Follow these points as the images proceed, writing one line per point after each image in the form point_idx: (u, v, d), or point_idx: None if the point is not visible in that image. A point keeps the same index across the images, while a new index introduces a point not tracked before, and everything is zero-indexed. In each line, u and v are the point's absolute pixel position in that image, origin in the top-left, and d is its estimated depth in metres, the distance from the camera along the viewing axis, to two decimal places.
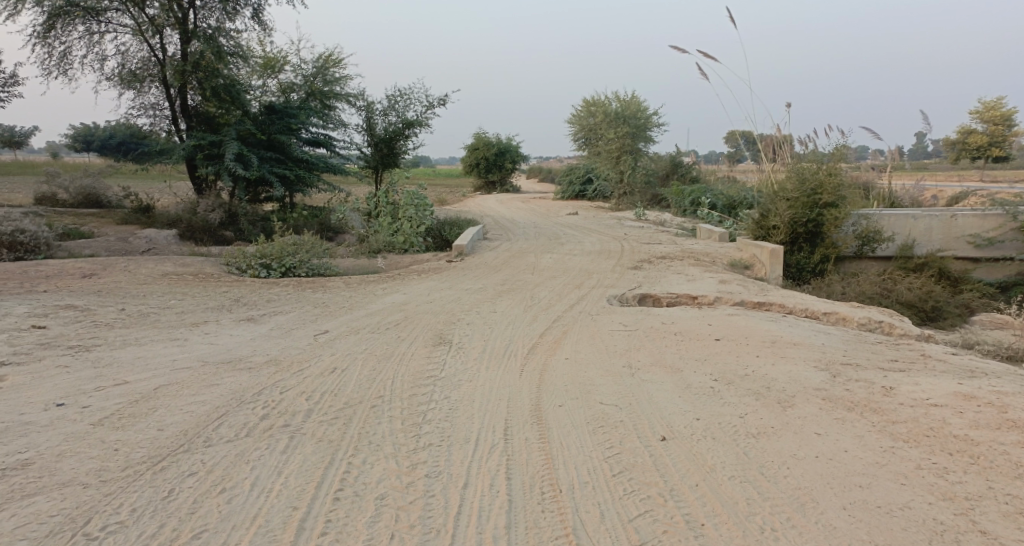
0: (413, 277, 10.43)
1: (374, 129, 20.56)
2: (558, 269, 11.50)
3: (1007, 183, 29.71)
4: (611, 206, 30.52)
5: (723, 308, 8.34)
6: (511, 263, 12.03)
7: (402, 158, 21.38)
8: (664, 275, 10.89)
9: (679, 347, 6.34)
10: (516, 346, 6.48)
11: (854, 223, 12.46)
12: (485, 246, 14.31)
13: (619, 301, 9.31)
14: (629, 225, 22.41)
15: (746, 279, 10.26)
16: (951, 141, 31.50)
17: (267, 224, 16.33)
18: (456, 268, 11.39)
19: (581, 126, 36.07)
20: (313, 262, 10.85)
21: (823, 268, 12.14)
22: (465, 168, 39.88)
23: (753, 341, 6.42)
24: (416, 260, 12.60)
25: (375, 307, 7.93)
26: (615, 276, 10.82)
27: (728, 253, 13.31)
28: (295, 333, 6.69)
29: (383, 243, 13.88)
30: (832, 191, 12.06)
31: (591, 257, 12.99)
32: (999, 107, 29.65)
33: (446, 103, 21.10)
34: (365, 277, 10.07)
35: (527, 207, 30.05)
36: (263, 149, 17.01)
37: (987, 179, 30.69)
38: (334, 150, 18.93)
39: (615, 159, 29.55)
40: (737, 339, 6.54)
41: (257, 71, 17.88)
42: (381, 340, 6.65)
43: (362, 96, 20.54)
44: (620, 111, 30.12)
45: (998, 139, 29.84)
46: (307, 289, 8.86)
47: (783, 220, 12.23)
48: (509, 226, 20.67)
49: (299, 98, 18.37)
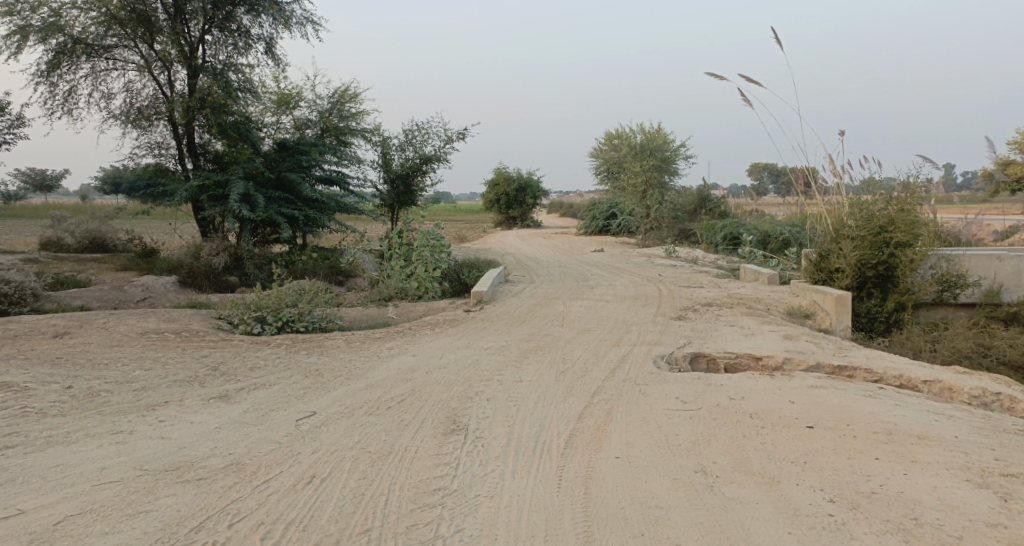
0: (429, 330, 9.10)
1: (391, 165, 19.53)
2: (591, 319, 10.12)
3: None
4: (637, 241, 29.16)
5: (799, 375, 6.87)
6: (536, 312, 10.68)
7: (419, 195, 20.29)
8: (716, 329, 9.44)
9: (763, 441, 4.88)
10: (551, 437, 5.05)
11: (932, 265, 11.05)
12: (507, 291, 13.00)
13: (668, 363, 7.84)
14: (659, 263, 21.02)
15: (813, 333, 8.82)
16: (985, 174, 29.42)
17: (273, 266, 15.19)
18: (477, 319, 10.08)
19: (604, 159, 34.86)
20: (314, 313, 9.60)
21: (897, 317, 10.75)
22: (485, 205, 38.79)
23: (860, 432, 4.95)
24: (432, 308, 11.29)
25: (375, 376, 6.56)
26: (659, 329, 9.39)
27: (781, 299, 11.82)
28: (272, 417, 5.30)
29: (394, 289, 12.58)
30: (906, 228, 10.64)
31: (628, 304, 11.59)
32: None
33: (466, 137, 20.06)
34: (371, 332, 8.76)
35: (550, 244, 28.84)
36: (272, 188, 16.02)
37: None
38: (347, 188, 17.89)
39: (642, 193, 28.31)
40: (838, 428, 5.07)
41: (270, 107, 17.01)
42: (377, 427, 5.21)
43: (377, 132, 19.55)
44: (646, 144, 29.46)
45: None
46: (301, 351, 7.55)
47: (849, 262, 10.87)
48: (532, 267, 19.39)
49: (312, 134, 17.44)
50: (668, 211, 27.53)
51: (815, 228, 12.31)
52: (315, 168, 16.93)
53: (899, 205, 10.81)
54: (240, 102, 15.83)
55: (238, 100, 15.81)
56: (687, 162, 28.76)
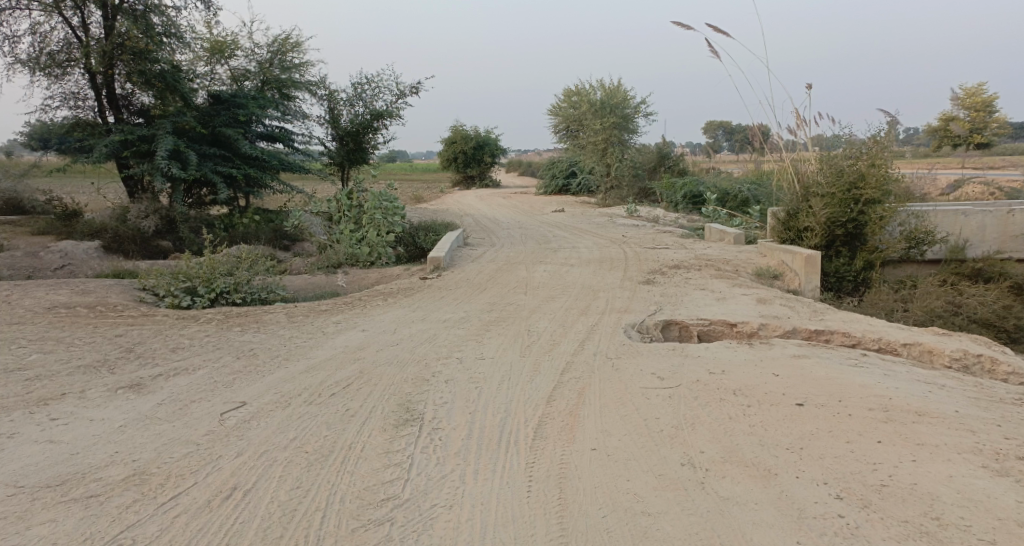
0: (381, 301, 8.38)
1: (339, 121, 18.49)
2: (555, 286, 9.52)
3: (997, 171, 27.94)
4: (597, 201, 28.62)
5: (781, 343, 6.39)
6: (496, 279, 10.03)
7: (371, 153, 19.30)
8: (687, 294, 8.94)
9: (753, 423, 4.37)
10: (518, 429, 4.46)
11: (900, 222, 10.67)
12: (464, 255, 12.31)
13: (638, 333, 7.31)
14: (621, 223, 20.53)
15: (787, 296, 8.39)
16: (933, 129, 29.43)
17: (212, 229, 14.17)
18: (433, 288, 9.38)
19: (563, 117, 34.01)
20: (253, 283, 8.78)
21: (866, 276, 10.37)
22: (442, 164, 37.75)
23: (855, 411, 4.45)
24: (384, 276, 10.55)
25: (318, 357, 5.85)
26: (627, 295, 8.85)
27: (750, 260, 11.39)
28: (191, 410, 4.57)
29: (344, 255, 11.75)
30: (876, 186, 10.23)
31: (592, 268, 11.03)
32: (980, 94, 27.88)
33: (419, 92, 19.08)
34: (315, 303, 7.99)
35: (510, 204, 28.11)
36: (206, 145, 14.94)
37: (973, 167, 28.74)
38: (291, 145, 16.84)
39: (602, 151, 27.68)
40: (831, 406, 4.57)
41: (202, 55, 15.75)
42: (320, 417, 4.51)
43: (323, 85, 18.39)
44: (606, 101, 28.11)
45: (979, 126, 27.67)
46: (233, 327, 6.76)
47: (818, 221, 10.46)
48: (491, 229, 18.67)
49: (252, 87, 16.31)
50: (629, 169, 26.99)
51: (783, 186, 11.84)
52: (255, 123, 15.84)
53: (869, 159, 10.39)
54: (166, 49, 14.73)
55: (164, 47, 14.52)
56: (647, 119, 28.20)
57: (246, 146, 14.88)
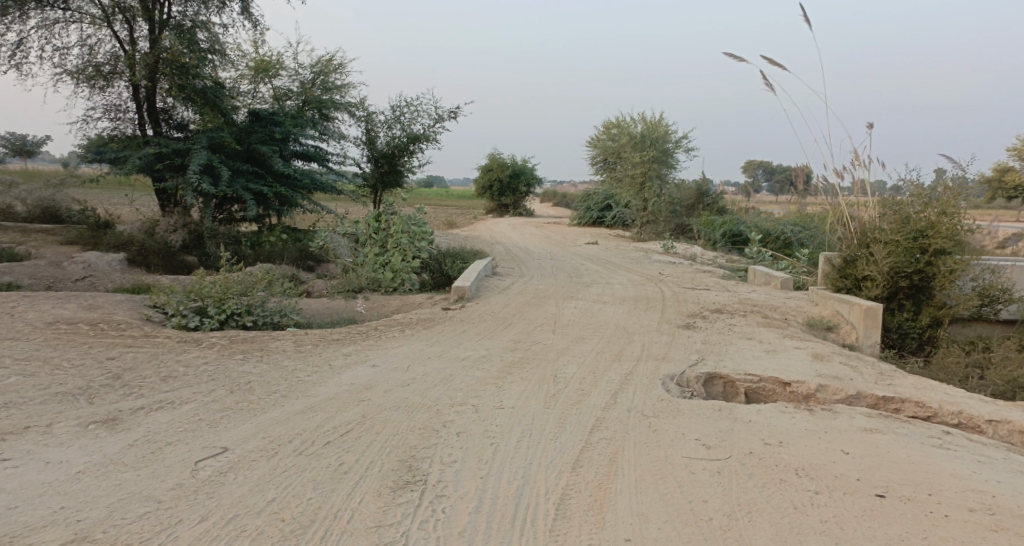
0: (401, 332, 7.78)
1: (376, 143, 18.16)
2: (588, 325, 8.83)
3: None
4: (632, 234, 27.94)
5: (846, 411, 5.60)
6: (524, 313, 9.38)
7: (406, 177, 18.93)
8: (732, 343, 8.17)
9: (827, 529, 3.62)
10: (537, 503, 3.76)
11: (973, 276, 9.80)
12: (492, 286, 11.71)
13: (679, 387, 6.56)
14: (657, 260, 19.79)
15: (845, 353, 7.59)
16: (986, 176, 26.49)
17: (238, 247, 13.80)
18: (457, 320, 8.75)
19: (602, 149, 33.48)
20: (267, 305, 8.25)
21: (932, 334, 9.58)
22: (477, 190, 37.38)
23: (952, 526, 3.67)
24: (405, 305, 9.99)
25: (321, 394, 5.21)
26: (665, 341, 8.10)
27: (800, 308, 10.57)
28: (163, 455, 3.93)
29: (366, 280, 11.23)
30: (947, 235, 9.43)
31: (628, 307, 10.32)
32: None
33: (458, 118, 18.73)
34: (328, 331, 7.42)
35: (542, 233, 27.54)
36: (240, 161, 14.57)
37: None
38: (326, 166, 16.48)
39: (640, 185, 27.04)
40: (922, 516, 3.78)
41: (247, 74, 15.62)
42: (306, 474, 3.83)
43: (362, 106, 18.12)
44: (646, 134, 27.50)
45: None
46: (235, 352, 6.18)
47: (880, 270, 9.71)
48: (521, 258, 18.12)
49: (292, 106, 16.04)
50: (666, 204, 26.21)
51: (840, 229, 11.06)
52: (291, 141, 15.51)
53: (939, 207, 9.62)
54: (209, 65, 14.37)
55: (207, 62, 14.33)
56: (688, 154, 27.54)
57: (280, 164, 14.47)
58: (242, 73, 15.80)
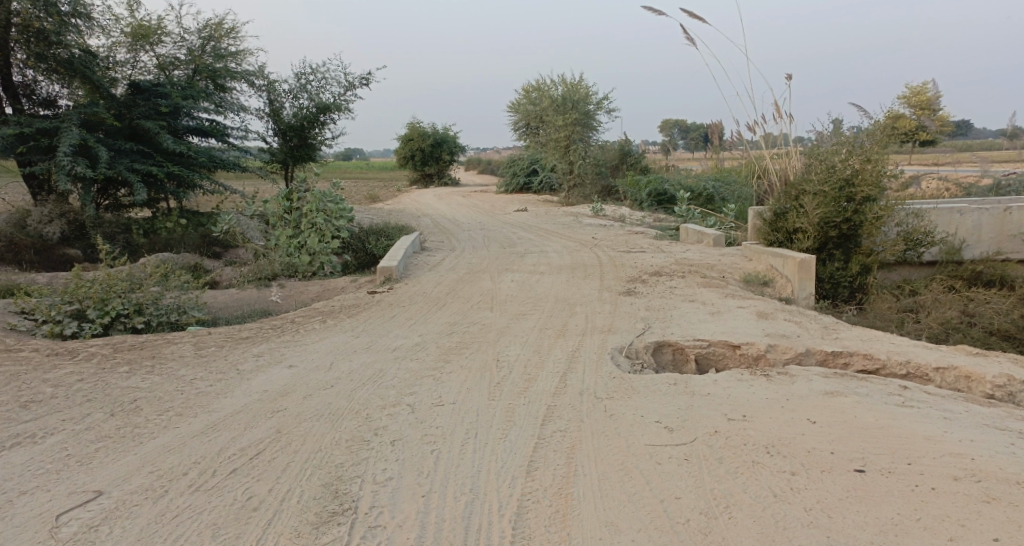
0: (323, 323, 7.06)
1: (282, 114, 17.14)
2: (524, 299, 8.33)
3: (961, 162, 26.45)
4: (560, 199, 27.56)
5: (802, 373, 5.16)
6: (456, 291, 8.80)
7: (318, 149, 18.05)
8: (675, 308, 7.82)
9: (814, 519, 3.25)
10: (490, 522, 3.26)
11: (897, 222, 9.62)
12: (418, 262, 11.05)
13: (628, 361, 6.17)
14: (588, 223, 19.49)
15: (789, 308, 7.30)
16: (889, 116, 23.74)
17: (129, 236, 13.26)
18: (385, 304, 8.08)
19: (524, 113, 32.78)
20: (159, 303, 7.58)
21: (862, 281, 9.31)
22: (399, 162, 36.22)
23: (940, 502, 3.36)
24: (327, 291, 9.44)
25: (224, 409, 4.56)
26: (606, 311, 7.69)
27: (736, 264, 10.35)
28: (17, 507, 3.40)
29: (280, 265, 10.46)
30: (872, 182, 9.21)
31: (563, 276, 9.91)
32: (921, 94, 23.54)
33: (370, 83, 17.73)
34: (237, 328, 6.67)
35: (470, 203, 26.84)
36: (122, 139, 13.71)
37: (941, 164, 26.94)
38: (225, 141, 15.42)
39: (564, 148, 26.70)
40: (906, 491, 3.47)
41: (124, 41, 14.16)
42: (204, 517, 3.28)
43: (263, 75, 16.98)
44: (567, 96, 26.97)
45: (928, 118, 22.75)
46: (120, 366, 5.42)
47: (811, 222, 9.42)
48: (450, 230, 17.45)
49: (179, 76, 14.99)
50: (592, 166, 26.14)
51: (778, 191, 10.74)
52: (182, 115, 14.50)
53: (863, 154, 9.41)
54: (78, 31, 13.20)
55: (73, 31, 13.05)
56: (610, 115, 27.23)
57: (168, 140, 13.48)
58: (118, 39, 14.38)
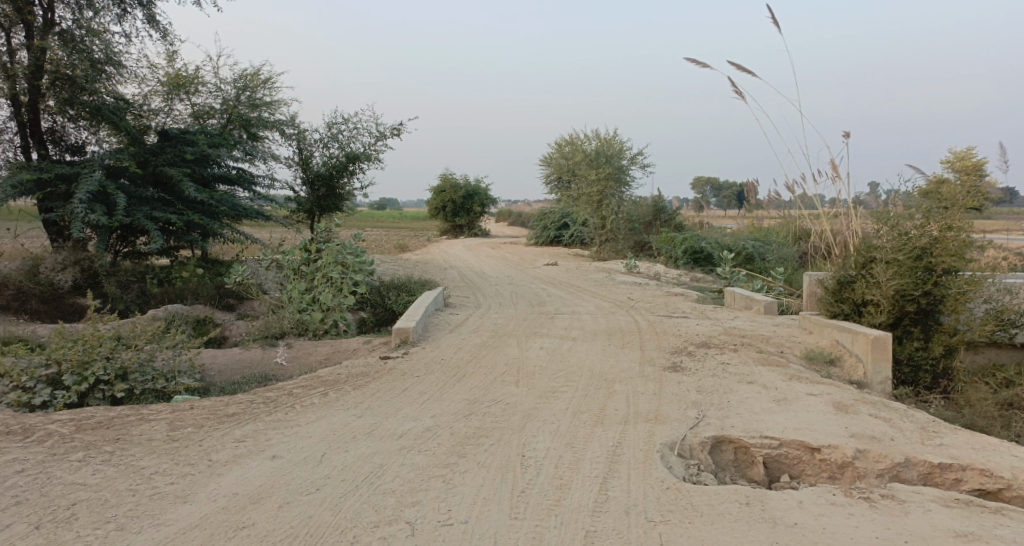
0: (327, 398, 6.16)
1: (311, 163, 16.70)
2: (556, 372, 7.32)
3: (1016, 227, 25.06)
4: (591, 254, 26.65)
5: (914, 498, 4.11)
6: (479, 358, 7.86)
7: (346, 200, 17.50)
8: (732, 389, 6.77)
9: None
10: None
11: (984, 298, 8.47)
12: (440, 321, 10.18)
13: (682, 460, 5.10)
14: (622, 282, 18.50)
15: (870, 399, 6.23)
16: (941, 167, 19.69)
17: (143, 285, 12.55)
18: (399, 373, 7.15)
19: (556, 166, 32.18)
20: (146, 367, 6.66)
21: (946, 365, 8.23)
22: (430, 212, 35.74)
23: None
24: (337, 352, 8.63)
25: (178, 522, 3.69)
26: (652, 392, 6.68)
27: (793, 337, 9.24)
28: None
29: (290, 322, 9.64)
30: (953, 252, 8.14)
31: (597, 344, 8.92)
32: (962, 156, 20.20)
33: (401, 133, 17.30)
34: (220, 403, 5.76)
35: (499, 255, 26.02)
36: (145, 186, 13.07)
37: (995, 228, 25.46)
38: (252, 190, 14.96)
39: (597, 203, 25.91)
40: None
41: (160, 89, 14.26)
42: None
43: (295, 123, 16.59)
44: (601, 150, 26.33)
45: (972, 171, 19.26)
46: (75, 450, 4.59)
47: (885, 294, 8.33)
48: (477, 285, 16.62)
49: (215, 124, 15.04)
50: (625, 221, 25.04)
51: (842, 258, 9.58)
52: (209, 164, 13.89)
53: (944, 221, 8.28)
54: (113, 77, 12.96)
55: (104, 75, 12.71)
56: (645, 170, 26.48)
57: (191, 188, 12.87)
58: (155, 89, 14.48)
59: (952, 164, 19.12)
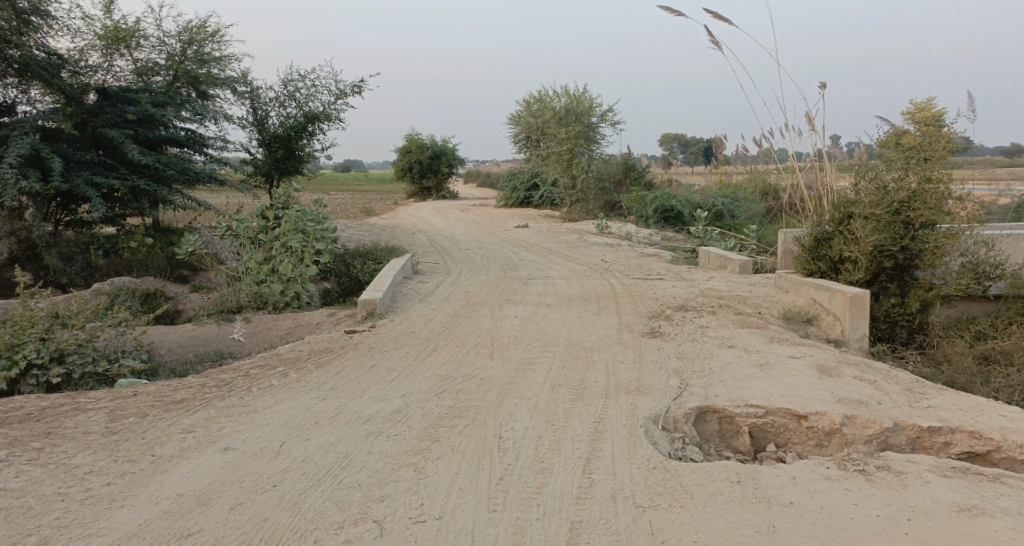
0: (289, 379, 5.79)
1: (267, 124, 15.99)
2: (530, 342, 7.05)
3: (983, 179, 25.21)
4: (562, 215, 26.30)
5: (911, 471, 3.92)
6: (450, 330, 7.53)
7: (305, 163, 16.85)
8: (713, 354, 6.54)
9: None
10: None
11: (960, 251, 8.24)
12: (408, 290, 9.80)
13: (666, 435, 4.86)
14: (594, 242, 18.25)
15: (855, 361, 6.05)
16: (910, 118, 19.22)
17: (88, 256, 12.28)
18: (365, 350, 6.78)
19: (525, 126, 31.57)
20: (84, 352, 6.45)
21: (923, 320, 8.08)
22: (397, 175, 35.03)
23: None
24: (300, 326, 8.23)
25: (114, 533, 3.35)
26: (631, 361, 6.44)
27: (770, 296, 9.05)
28: None
29: (248, 296, 9.22)
30: (933, 205, 7.98)
31: (571, 310, 8.66)
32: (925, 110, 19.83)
33: (362, 91, 16.62)
34: (168, 392, 5.39)
35: (468, 218, 25.55)
36: (85, 149, 12.59)
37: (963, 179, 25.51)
38: (203, 152, 14.33)
39: (567, 162, 25.49)
40: None
41: (97, 44, 13.39)
42: None
43: (247, 81, 15.81)
44: (569, 107, 25.79)
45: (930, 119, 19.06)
46: (4, 457, 4.23)
47: (863, 250, 8.14)
48: (446, 249, 16.20)
49: (161, 82, 14.22)
50: (595, 181, 25.00)
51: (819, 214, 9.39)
52: (155, 125, 13.25)
53: (923, 173, 8.12)
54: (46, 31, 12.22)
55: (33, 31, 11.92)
56: (614, 127, 26.05)
57: (133, 150, 12.32)
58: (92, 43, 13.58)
59: (913, 117, 19.10)
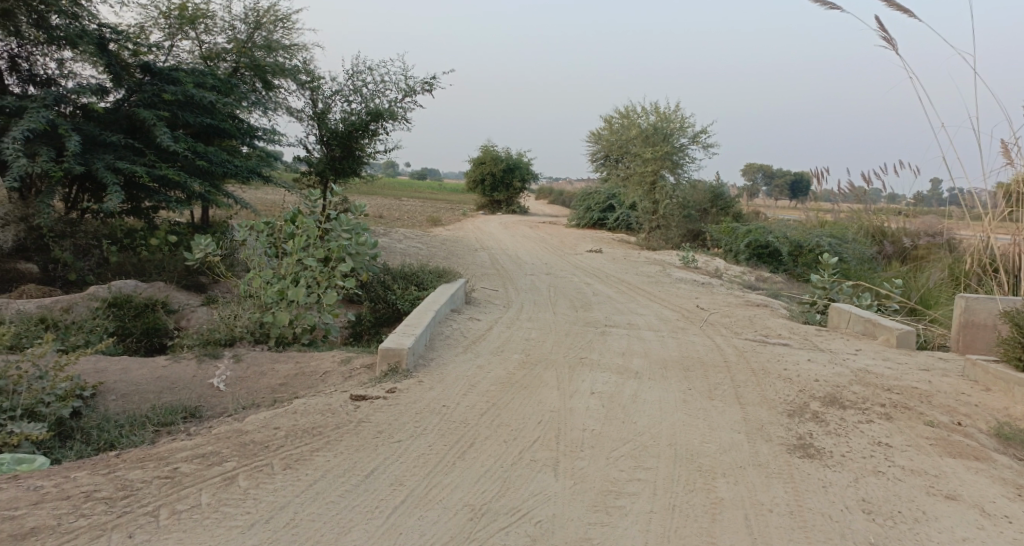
0: (227, 493, 3.59)
1: (327, 119, 14.12)
2: (614, 451, 4.61)
3: None
4: (639, 242, 23.68)
5: None
6: (503, 411, 5.17)
7: (365, 164, 14.91)
8: (929, 513, 4.04)
9: None
10: None
11: None
12: (457, 331, 7.60)
13: None
14: (681, 279, 15.63)
15: None
16: None
17: (102, 252, 10.25)
18: (369, 436, 4.47)
19: (605, 144, 29.22)
20: None
21: None
22: (468, 185, 33.13)
23: None
24: (304, 372, 6.05)
25: None
26: (788, 512, 3.96)
27: (961, 396, 6.41)
28: None
29: (246, 325, 7.04)
30: None
31: (674, 390, 6.13)
32: None
33: (434, 89, 14.63)
34: (18, 516, 3.31)
35: (537, 237, 23.21)
36: (114, 132, 10.65)
37: None
38: (250, 143, 12.42)
39: (650, 185, 22.97)
40: None
41: (160, 21, 11.72)
42: None
43: (312, 71, 14.00)
44: (660, 125, 23.25)
45: None
46: None
47: None
48: (508, 272, 13.96)
49: (226, 69, 12.63)
50: (679, 207, 22.36)
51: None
52: (203, 111, 11.37)
53: None
54: None
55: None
56: (707, 151, 23.36)
57: (165, 135, 10.37)
58: (154, 19, 11.93)
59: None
